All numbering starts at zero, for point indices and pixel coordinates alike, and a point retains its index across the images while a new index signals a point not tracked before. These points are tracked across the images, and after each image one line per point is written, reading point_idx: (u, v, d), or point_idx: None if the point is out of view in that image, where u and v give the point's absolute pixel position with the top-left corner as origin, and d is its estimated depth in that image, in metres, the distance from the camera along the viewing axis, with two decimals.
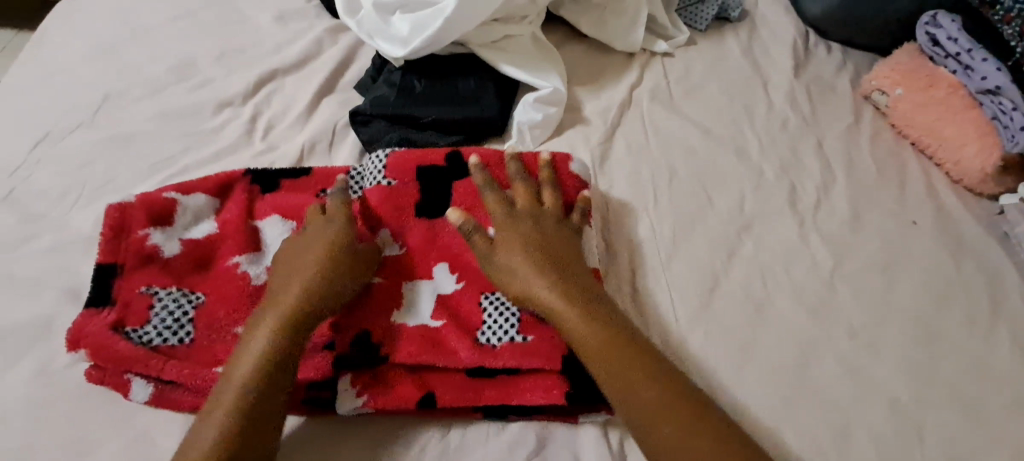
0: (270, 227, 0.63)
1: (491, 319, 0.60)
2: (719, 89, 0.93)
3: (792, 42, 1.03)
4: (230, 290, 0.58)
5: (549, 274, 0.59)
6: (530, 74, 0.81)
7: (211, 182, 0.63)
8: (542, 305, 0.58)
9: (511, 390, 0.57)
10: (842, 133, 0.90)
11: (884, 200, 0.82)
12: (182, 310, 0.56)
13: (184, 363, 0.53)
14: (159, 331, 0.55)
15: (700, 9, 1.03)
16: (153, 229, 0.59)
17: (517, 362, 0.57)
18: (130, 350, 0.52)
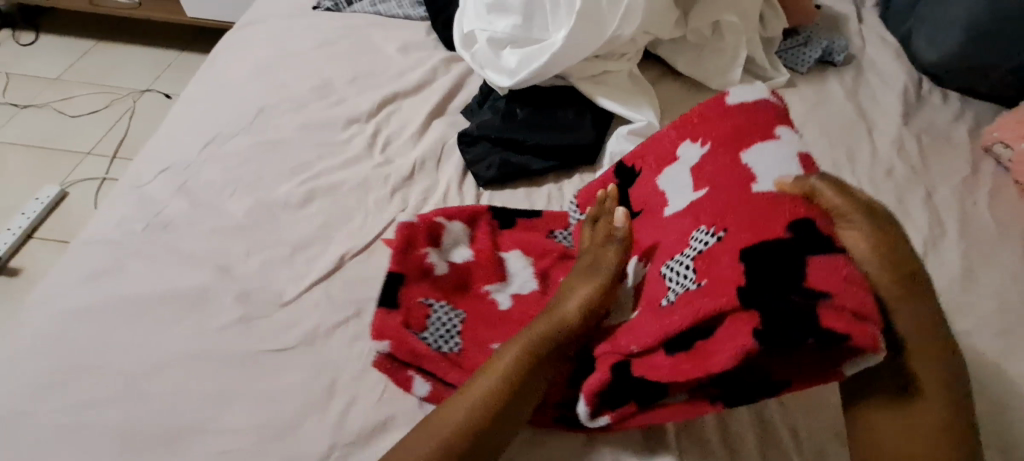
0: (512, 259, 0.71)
1: (673, 283, 0.57)
2: (818, 132, 0.93)
3: (902, 89, 1.00)
4: (486, 311, 0.66)
5: (888, 260, 0.51)
6: (626, 108, 0.85)
7: (466, 213, 0.74)
8: (885, 291, 0.51)
9: (699, 354, 0.49)
10: (955, 184, 0.86)
11: (1004, 259, 0.76)
12: (452, 323, 0.64)
13: (459, 368, 0.60)
14: (434, 338, 0.63)
15: (801, 52, 1.04)
16: (430, 249, 0.70)
17: (693, 308, 0.50)
18: (421, 350, 0.61)
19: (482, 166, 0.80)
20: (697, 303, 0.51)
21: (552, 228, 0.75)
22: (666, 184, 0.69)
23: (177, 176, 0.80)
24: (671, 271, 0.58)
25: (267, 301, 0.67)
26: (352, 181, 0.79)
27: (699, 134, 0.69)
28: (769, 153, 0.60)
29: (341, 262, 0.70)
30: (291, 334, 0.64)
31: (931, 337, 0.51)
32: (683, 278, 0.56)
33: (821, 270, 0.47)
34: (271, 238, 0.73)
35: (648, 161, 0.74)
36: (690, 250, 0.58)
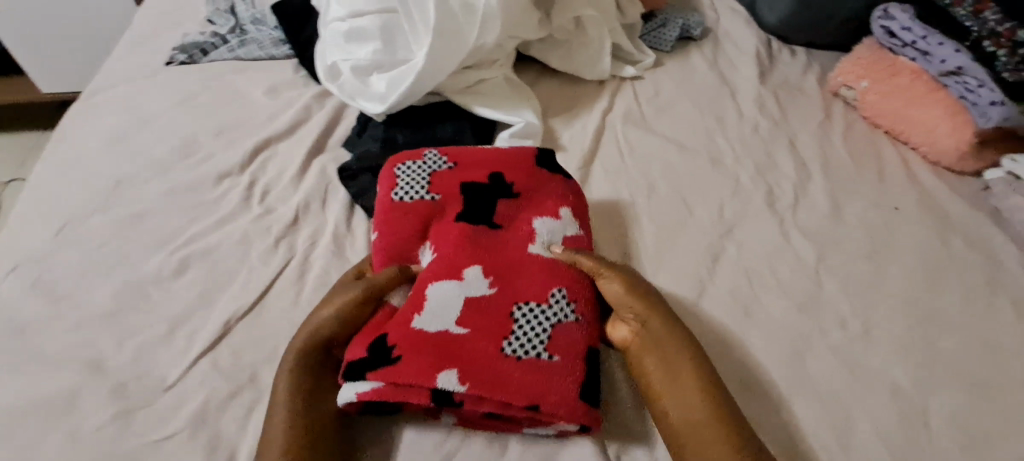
0: (540, 230, 0.73)
1: (519, 331, 0.62)
2: (687, 106, 0.99)
3: (755, 54, 1.09)
4: (566, 335, 0.63)
5: (637, 288, 0.66)
6: (504, 113, 0.86)
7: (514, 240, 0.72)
8: (631, 316, 0.64)
9: (423, 376, 0.57)
10: (813, 130, 0.94)
11: (863, 190, 0.85)
12: (537, 338, 0.62)
13: (543, 374, 0.59)
14: (522, 346, 0.61)
15: (663, 33, 1.11)
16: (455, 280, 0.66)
17: (444, 344, 0.60)
18: (513, 369, 0.59)
19: (368, 198, 0.78)
20: (448, 339, 0.60)
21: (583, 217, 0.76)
22: (539, 224, 0.74)
23: (28, 272, 0.72)
24: (527, 312, 0.64)
25: (150, 388, 0.61)
26: (232, 238, 0.75)
27: (510, 168, 0.78)
28: (545, 223, 0.74)
29: (227, 326, 0.66)
30: (179, 417, 0.59)
31: (682, 347, 0.60)
32: (535, 332, 0.62)
33: (475, 315, 0.63)
34: (146, 318, 0.67)
35: (464, 164, 0.78)
36: (548, 309, 0.64)
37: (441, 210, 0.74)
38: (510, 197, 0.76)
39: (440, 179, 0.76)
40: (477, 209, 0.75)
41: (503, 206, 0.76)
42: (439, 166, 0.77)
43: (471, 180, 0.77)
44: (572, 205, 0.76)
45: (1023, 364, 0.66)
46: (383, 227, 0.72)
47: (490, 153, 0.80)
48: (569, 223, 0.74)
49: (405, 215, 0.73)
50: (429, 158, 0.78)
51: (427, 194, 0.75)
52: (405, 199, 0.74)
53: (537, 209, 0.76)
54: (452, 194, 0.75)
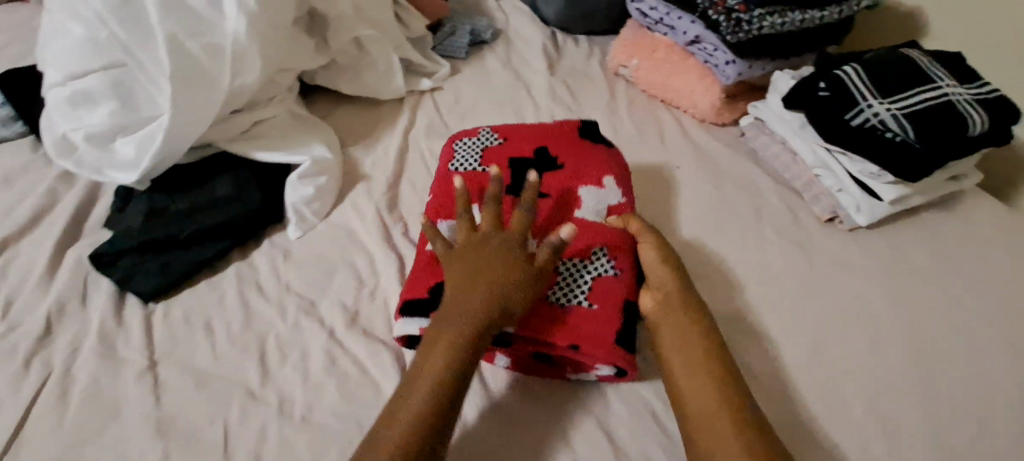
0: (584, 197, 0.76)
1: (568, 282, 0.66)
2: (488, 106, 1.01)
3: (542, 47, 1.15)
4: (616, 289, 0.66)
5: (664, 257, 0.68)
6: (288, 152, 0.80)
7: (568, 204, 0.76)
8: (659, 285, 0.66)
9: None
10: (603, 109, 1.02)
11: (650, 156, 0.94)
12: (582, 286, 0.66)
13: (589, 320, 0.63)
14: (575, 294, 0.65)
15: (454, 39, 1.12)
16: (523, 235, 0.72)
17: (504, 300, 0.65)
18: (564, 313, 0.63)
19: (140, 279, 0.68)
20: None
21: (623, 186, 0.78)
22: (586, 193, 0.76)
23: None
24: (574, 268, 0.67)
25: None
26: None
27: (558, 145, 0.81)
28: (591, 193, 0.76)
29: None
30: None
31: (701, 323, 0.62)
32: (579, 285, 0.66)
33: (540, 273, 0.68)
34: None
35: (525, 139, 0.82)
36: (591, 265, 0.68)
37: (493, 180, 0.78)
38: (555, 168, 0.79)
39: (492, 154, 0.81)
40: (526, 184, 0.78)
41: (548, 177, 0.78)
42: (492, 143, 0.82)
43: (519, 155, 0.80)
44: (614, 174, 0.79)
45: (789, 276, 0.77)
46: (439, 192, 0.77)
47: (539, 130, 0.84)
48: (615, 194, 0.77)
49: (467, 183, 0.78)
50: (483, 136, 0.83)
51: (479, 166, 0.79)
52: (462, 171, 0.79)
53: (581, 177, 0.78)
54: (504, 167, 0.79)
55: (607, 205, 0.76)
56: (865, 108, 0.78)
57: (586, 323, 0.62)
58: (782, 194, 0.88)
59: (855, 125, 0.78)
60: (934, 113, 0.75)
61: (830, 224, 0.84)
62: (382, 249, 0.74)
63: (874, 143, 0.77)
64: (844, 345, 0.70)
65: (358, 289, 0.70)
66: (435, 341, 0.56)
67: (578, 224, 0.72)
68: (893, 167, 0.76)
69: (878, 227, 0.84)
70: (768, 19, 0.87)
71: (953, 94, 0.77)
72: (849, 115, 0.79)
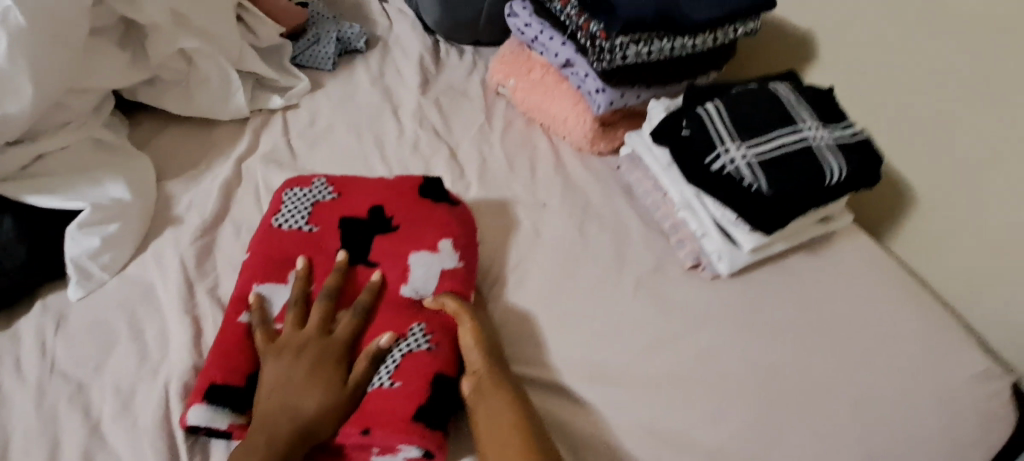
0: (415, 267, 0.69)
1: (377, 363, 0.61)
2: (345, 130, 0.91)
3: (419, 60, 1.05)
4: (420, 368, 0.60)
5: (482, 334, 0.63)
6: (64, 198, 0.67)
7: (396, 273, 0.69)
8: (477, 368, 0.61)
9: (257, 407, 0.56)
10: (474, 135, 0.94)
11: (516, 192, 0.86)
12: (390, 364, 0.61)
13: (389, 405, 0.57)
14: (382, 376, 0.60)
15: (318, 49, 1.01)
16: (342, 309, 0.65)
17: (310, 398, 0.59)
18: (368, 401, 0.58)
19: None
20: None
21: (459, 249, 0.71)
22: (417, 261, 0.69)
23: None
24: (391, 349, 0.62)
25: None
26: None
27: (393, 200, 0.73)
28: (422, 260, 0.69)
29: None
30: None
31: (519, 415, 0.57)
32: (387, 363, 0.61)
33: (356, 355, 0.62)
34: None
35: (357, 194, 0.73)
36: (405, 341, 0.62)
37: (322, 242, 0.69)
38: (389, 231, 0.71)
39: (322, 211, 0.71)
40: (353, 246, 0.70)
41: (380, 241, 0.70)
42: (323, 196, 0.72)
43: (353, 213, 0.71)
44: (454, 236, 0.71)
45: (641, 335, 0.72)
46: (256, 253, 0.67)
47: (379, 184, 0.75)
48: (453, 257, 0.70)
49: (291, 244, 0.68)
50: (315, 186, 0.72)
51: (305, 226, 0.70)
52: (285, 229, 0.69)
53: (416, 242, 0.71)
54: (332, 227, 0.70)
55: (439, 270, 0.69)
56: (722, 152, 0.72)
57: (386, 416, 0.57)
58: (648, 237, 0.82)
59: (713, 171, 0.73)
60: (790, 161, 0.71)
61: (692, 271, 0.79)
62: (175, 313, 0.64)
63: (730, 192, 0.71)
64: (686, 415, 0.66)
65: (139, 366, 0.61)
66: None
67: (403, 301, 0.67)
68: (748, 219, 0.70)
69: (741, 274, 0.80)
70: (633, 48, 0.78)
71: (815, 140, 0.73)
72: (708, 158, 0.73)
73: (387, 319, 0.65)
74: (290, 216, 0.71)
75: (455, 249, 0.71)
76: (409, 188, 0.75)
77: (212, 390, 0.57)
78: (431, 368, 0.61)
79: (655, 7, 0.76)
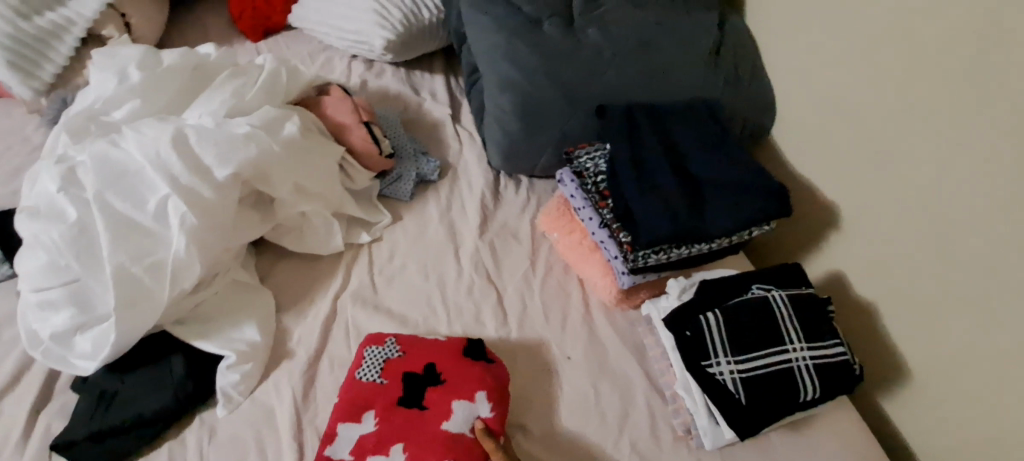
0: (455, 413, 0.91)
1: None
2: (417, 267, 1.12)
3: (480, 198, 1.24)
4: None
5: None
6: (218, 344, 0.92)
7: (440, 416, 0.91)
8: None
9: None
10: (520, 280, 1.13)
11: (548, 341, 1.05)
12: None
13: None
14: None
15: (399, 184, 1.22)
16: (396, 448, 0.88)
17: None
18: None
19: None
20: None
21: (490, 399, 0.92)
22: (457, 409, 0.91)
23: None
24: None
25: None
26: None
27: (443, 357, 0.96)
28: (461, 409, 0.91)
29: None
30: None
31: None
32: None
33: None
34: None
35: (415, 351, 0.97)
36: None
37: (388, 393, 0.93)
38: (438, 384, 0.94)
39: (391, 366, 0.95)
40: (411, 396, 0.93)
41: (431, 391, 0.93)
42: (393, 353, 0.96)
43: (410, 368, 0.95)
44: (487, 390, 0.92)
45: None
46: (344, 399, 0.91)
47: (433, 343, 0.98)
48: (485, 406, 0.91)
49: (368, 394, 0.92)
50: (387, 345, 0.97)
51: (378, 379, 0.94)
52: (364, 381, 0.93)
53: (458, 393, 0.93)
54: (398, 379, 0.94)
55: (473, 419, 0.90)
56: (715, 363, 0.89)
57: None
58: (650, 401, 1.00)
59: (708, 373, 0.89)
60: (769, 379, 0.88)
61: (681, 439, 0.96)
62: (287, 441, 0.88)
63: (719, 397, 0.87)
64: None
65: None
66: None
67: (443, 440, 0.88)
68: (729, 423, 0.86)
69: (724, 448, 0.96)
70: (653, 256, 0.96)
71: (795, 360, 0.89)
72: (703, 363, 0.89)
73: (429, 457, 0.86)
74: (369, 369, 0.95)
75: (486, 400, 0.92)
76: (456, 347, 0.98)
77: None
78: None
79: (674, 228, 0.93)
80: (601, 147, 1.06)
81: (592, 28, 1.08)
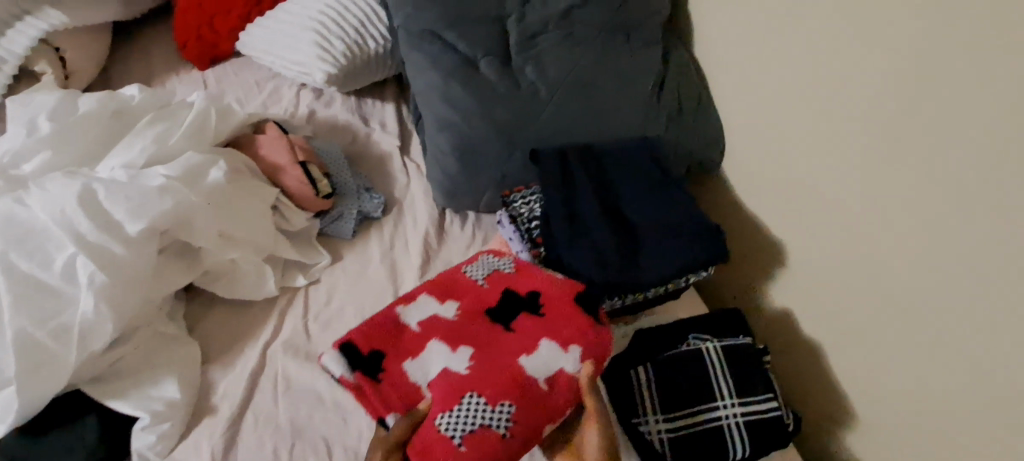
0: (542, 350, 0.83)
1: (462, 408, 0.77)
2: (354, 312, 1.08)
3: (424, 235, 1.19)
4: (487, 444, 0.75)
5: (597, 421, 0.78)
6: (134, 405, 0.89)
7: (528, 346, 0.84)
8: (597, 443, 0.77)
9: (372, 395, 0.82)
10: None
11: None
12: (465, 426, 0.75)
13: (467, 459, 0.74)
14: (456, 428, 0.75)
15: (341, 223, 1.18)
16: (467, 347, 0.85)
17: (402, 391, 0.83)
18: (439, 437, 0.75)
19: None
20: (403, 387, 0.83)
21: (582, 346, 0.84)
22: (545, 348, 0.83)
23: None
24: (471, 402, 0.77)
25: None
26: None
27: (556, 291, 0.90)
28: (546, 353, 0.83)
29: None
30: None
31: None
32: (466, 422, 0.75)
33: (441, 382, 0.81)
34: None
35: (529, 270, 0.94)
36: (495, 411, 0.77)
37: (479, 297, 0.92)
38: (536, 314, 0.89)
39: (498, 276, 0.94)
40: (501, 311, 0.90)
41: (524, 319, 0.88)
42: (505, 266, 0.95)
43: (516, 287, 0.92)
44: (583, 345, 0.84)
45: None
46: (435, 283, 0.94)
47: (548, 277, 0.92)
48: (578, 363, 0.82)
49: (462, 287, 0.93)
50: (502, 260, 0.97)
51: (481, 281, 0.94)
52: (468, 276, 0.95)
53: (556, 332, 0.85)
54: (495, 291, 0.92)
55: (555, 367, 0.82)
56: (644, 420, 0.86)
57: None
58: None
59: (638, 431, 0.86)
60: (697, 439, 0.85)
61: None
62: None
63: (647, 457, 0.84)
64: None
65: None
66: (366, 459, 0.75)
67: (511, 374, 0.80)
68: None
69: None
70: None
71: (725, 418, 0.86)
72: (633, 420, 0.86)
73: (485, 385, 0.79)
74: (477, 270, 0.96)
75: (581, 355, 0.83)
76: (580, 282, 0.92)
77: (345, 345, 0.86)
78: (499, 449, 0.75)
79: (603, 278, 0.91)
80: (536, 189, 1.07)
81: (529, 66, 1.07)
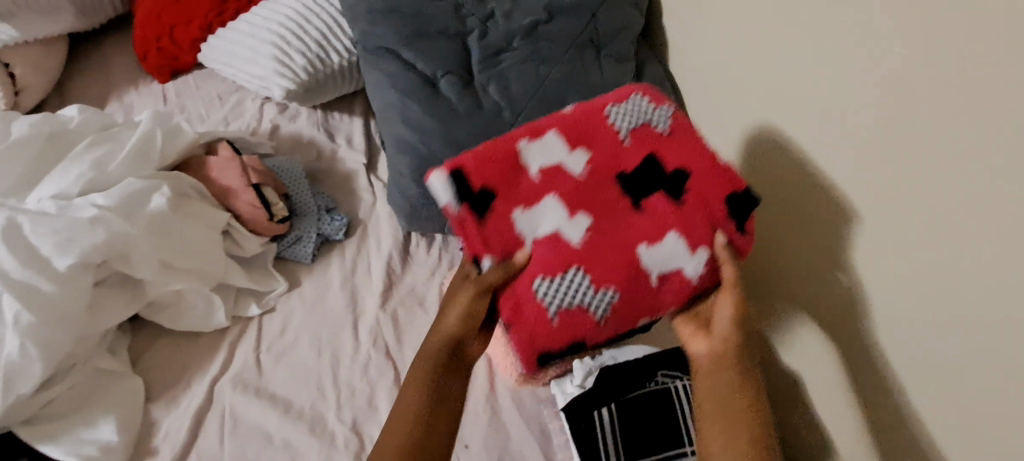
0: (668, 240, 0.76)
1: (559, 285, 0.75)
2: (308, 344, 1.02)
3: (387, 259, 1.12)
4: (580, 325, 0.76)
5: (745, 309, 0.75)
6: (67, 449, 0.85)
7: (656, 233, 0.76)
8: (713, 334, 0.76)
9: (474, 230, 0.75)
10: None
11: None
12: (570, 297, 0.75)
13: (552, 333, 0.76)
14: (554, 299, 0.75)
15: (299, 247, 1.11)
16: (584, 212, 0.77)
17: (498, 227, 0.76)
18: (535, 305, 0.76)
19: None
20: (506, 235, 0.76)
21: (728, 237, 0.76)
22: (669, 241, 0.76)
23: None
24: (569, 279, 0.75)
25: None
26: None
27: (715, 176, 0.77)
28: (675, 243, 0.76)
29: None
30: None
31: (742, 391, 0.72)
32: (569, 295, 0.75)
33: (542, 243, 0.76)
34: None
35: (678, 140, 0.79)
36: (595, 296, 0.76)
37: (629, 155, 0.79)
38: (678, 195, 0.77)
39: (642, 131, 0.80)
40: (636, 177, 0.78)
41: (660, 195, 0.77)
42: (658, 122, 0.80)
43: (661, 156, 0.78)
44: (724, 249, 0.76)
45: None
46: (574, 119, 0.80)
47: (709, 157, 0.78)
48: (705, 263, 0.76)
49: (606, 138, 0.79)
50: (659, 113, 0.81)
51: (624, 136, 0.79)
52: (613, 126, 0.80)
53: (693, 227, 0.76)
54: (639, 150, 0.79)
55: (674, 265, 0.76)
56: None
57: (546, 337, 0.76)
58: None
59: None
60: None
61: None
62: None
63: None
64: None
65: None
66: (451, 305, 0.78)
67: (632, 257, 0.76)
68: None
69: None
70: None
71: None
72: None
73: (594, 260, 0.76)
74: (622, 116, 0.80)
75: (705, 261, 0.76)
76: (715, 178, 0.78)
77: (457, 171, 0.75)
78: (607, 322, 0.77)
79: None
80: None
81: (492, 85, 1.01)
